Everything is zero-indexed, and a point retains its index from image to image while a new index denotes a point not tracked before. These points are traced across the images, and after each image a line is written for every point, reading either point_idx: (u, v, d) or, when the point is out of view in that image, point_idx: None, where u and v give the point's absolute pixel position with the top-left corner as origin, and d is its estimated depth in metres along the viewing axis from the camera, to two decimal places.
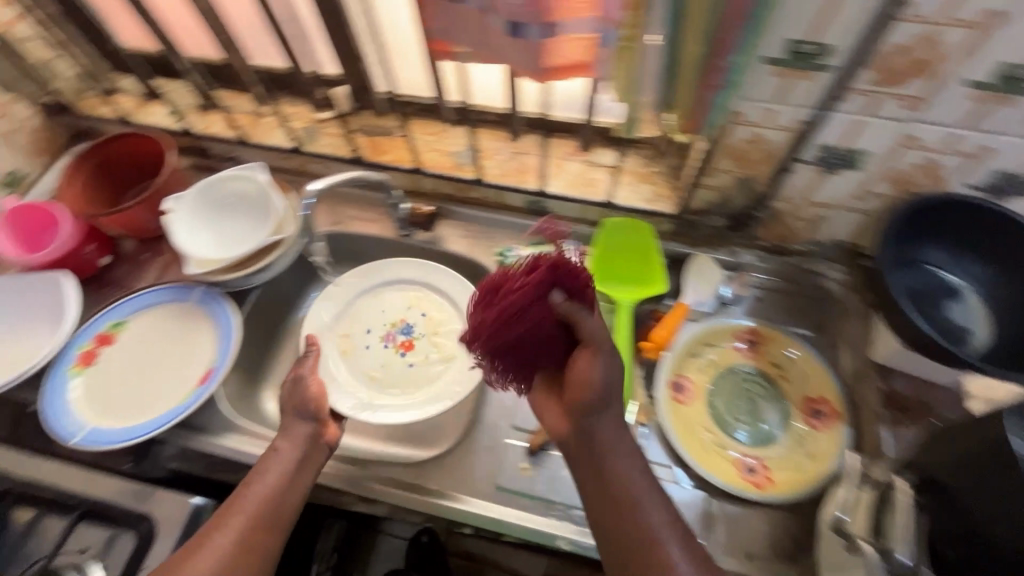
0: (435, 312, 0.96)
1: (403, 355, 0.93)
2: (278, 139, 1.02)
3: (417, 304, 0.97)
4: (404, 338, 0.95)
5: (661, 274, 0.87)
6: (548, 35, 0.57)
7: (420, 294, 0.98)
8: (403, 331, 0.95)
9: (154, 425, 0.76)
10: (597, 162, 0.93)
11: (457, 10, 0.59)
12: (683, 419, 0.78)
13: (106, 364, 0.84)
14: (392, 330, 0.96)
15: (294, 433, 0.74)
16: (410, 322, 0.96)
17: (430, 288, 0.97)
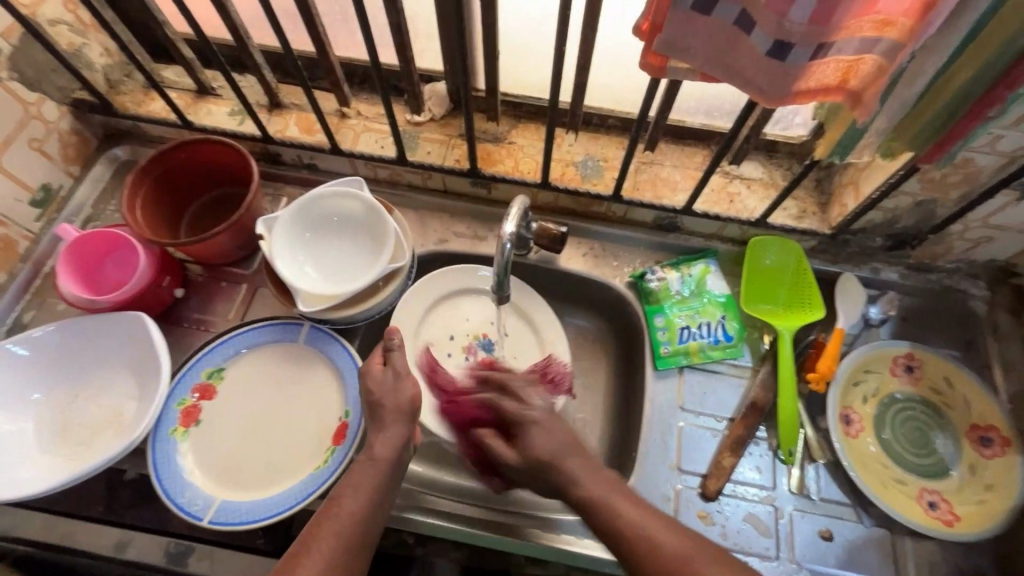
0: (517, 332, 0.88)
1: None
2: (368, 144, 0.89)
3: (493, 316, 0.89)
4: (484, 353, 0.87)
5: (817, 297, 0.82)
6: (815, 57, 0.49)
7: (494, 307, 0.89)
8: (483, 346, 0.87)
9: (297, 498, 0.66)
10: (735, 174, 0.86)
11: (703, 22, 0.50)
12: (858, 455, 0.76)
13: (210, 425, 0.73)
14: (473, 342, 0.88)
15: (390, 435, 0.63)
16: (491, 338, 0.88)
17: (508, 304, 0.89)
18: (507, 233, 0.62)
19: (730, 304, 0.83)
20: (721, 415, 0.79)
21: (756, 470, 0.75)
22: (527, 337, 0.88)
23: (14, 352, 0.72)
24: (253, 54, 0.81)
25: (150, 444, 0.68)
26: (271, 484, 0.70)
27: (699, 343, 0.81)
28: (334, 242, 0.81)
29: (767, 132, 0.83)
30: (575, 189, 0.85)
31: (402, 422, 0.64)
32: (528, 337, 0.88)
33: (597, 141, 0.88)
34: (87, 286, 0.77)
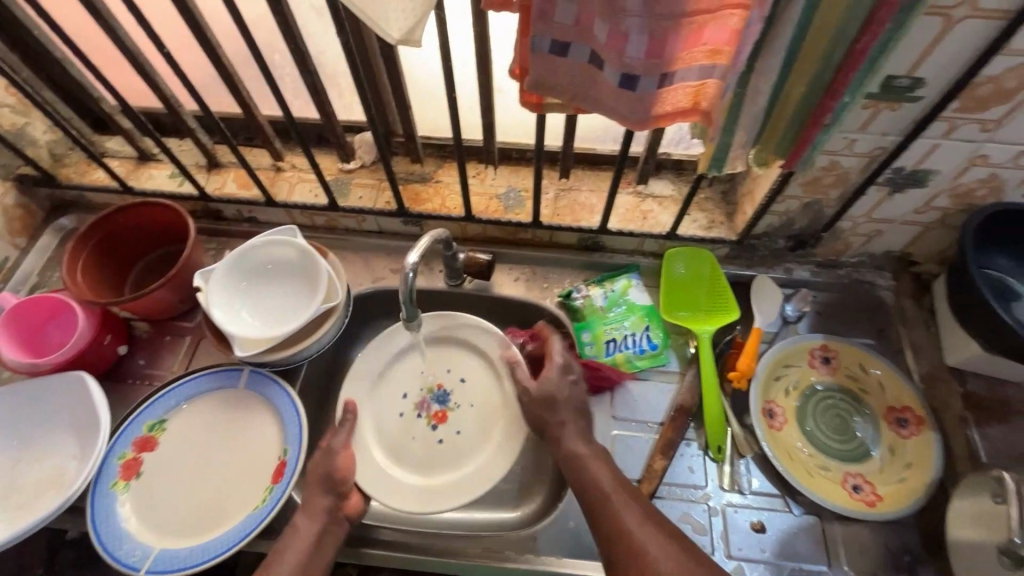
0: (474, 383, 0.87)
1: (434, 428, 0.85)
2: (303, 194, 0.94)
3: (455, 366, 0.89)
4: (438, 407, 0.86)
5: (732, 299, 0.87)
6: (660, 85, 0.56)
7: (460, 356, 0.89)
8: (438, 400, 0.86)
9: (235, 540, 0.67)
10: (646, 193, 0.92)
11: (562, 63, 0.56)
12: (783, 446, 0.79)
13: (153, 476, 0.74)
14: (427, 396, 0.87)
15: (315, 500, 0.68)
16: (447, 391, 0.87)
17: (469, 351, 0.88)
18: (409, 263, 0.67)
19: (652, 314, 0.88)
20: (652, 420, 0.82)
21: (688, 471, 0.78)
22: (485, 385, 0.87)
23: None
24: (185, 120, 0.87)
25: (94, 500, 0.70)
26: (212, 530, 0.71)
27: (626, 354, 0.85)
28: (271, 288, 0.84)
29: (670, 152, 0.90)
30: (499, 219, 0.91)
31: (321, 493, 0.68)
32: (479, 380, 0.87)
33: (517, 173, 0.94)
34: (29, 350, 0.80)
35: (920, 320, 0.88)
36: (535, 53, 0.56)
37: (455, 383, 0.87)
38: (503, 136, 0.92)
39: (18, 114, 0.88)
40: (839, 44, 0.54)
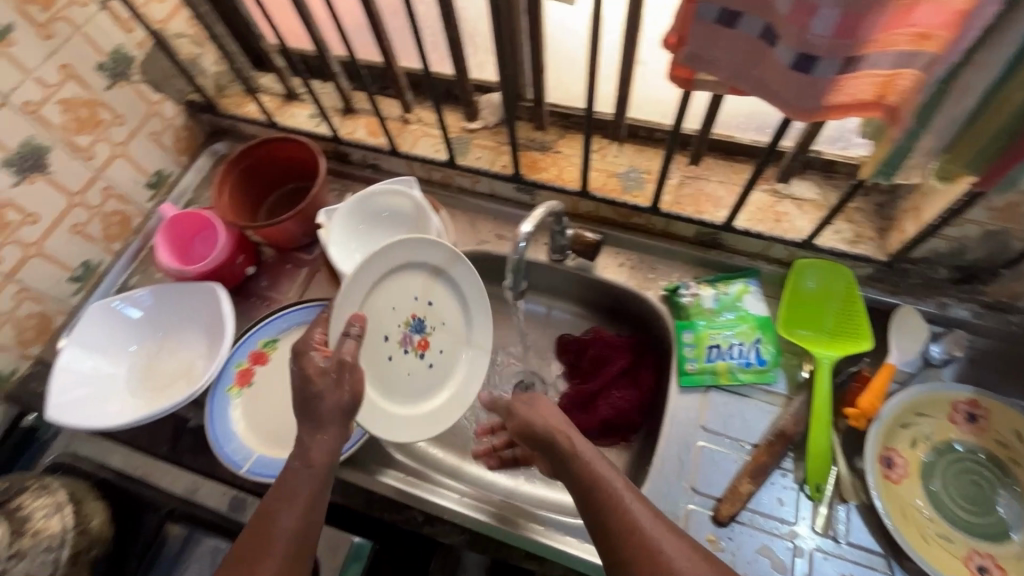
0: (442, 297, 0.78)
1: (425, 355, 0.78)
2: (425, 147, 0.96)
3: (422, 290, 0.77)
4: (418, 334, 0.77)
5: (866, 325, 0.76)
6: (842, 70, 0.48)
7: (430, 281, 0.77)
8: (416, 329, 0.77)
9: None
10: (783, 193, 0.82)
11: (728, 35, 0.50)
12: (897, 501, 0.70)
13: (261, 387, 0.82)
14: (406, 330, 0.76)
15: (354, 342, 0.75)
16: (421, 316, 0.77)
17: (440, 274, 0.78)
18: (522, 233, 0.66)
19: (767, 326, 0.80)
20: (745, 439, 0.76)
21: (777, 503, 0.72)
22: (458, 331, 0.80)
23: (119, 309, 0.86)
24: (330, 63, 0.91)
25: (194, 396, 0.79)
26: None
27: (728, 364, 0.79)
28: (383, 234, 0.88)
29: (822, 151, 0.80)
30: (614, 199, 0.86)
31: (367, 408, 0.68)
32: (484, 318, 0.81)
33: (641, 153, 0.89)
34: (178, 258, 0.90)
35: None
36: (699, 20, 0.50)
37: (425, 308, 0.77)
38: (634, 111, 0.87)
39: (194, 45, 0.98)
40: None
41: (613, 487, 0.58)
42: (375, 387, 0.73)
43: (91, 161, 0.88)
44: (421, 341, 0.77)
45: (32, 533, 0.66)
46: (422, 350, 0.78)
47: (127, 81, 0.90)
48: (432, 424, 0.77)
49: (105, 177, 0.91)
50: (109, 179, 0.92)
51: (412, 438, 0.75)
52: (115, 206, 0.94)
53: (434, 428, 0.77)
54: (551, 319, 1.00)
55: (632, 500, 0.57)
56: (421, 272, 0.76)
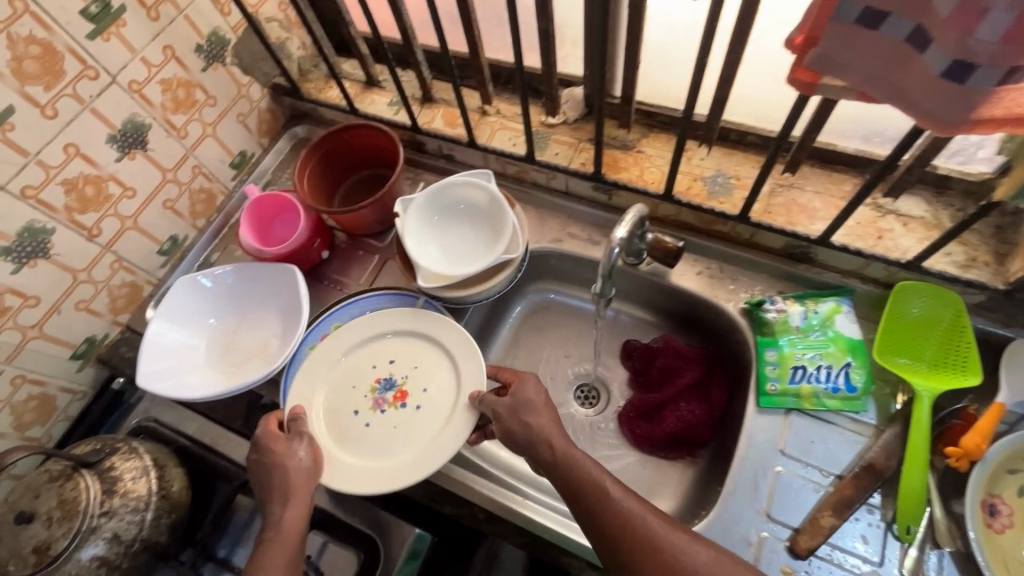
0: (406, 349, 0.84)
1: (404, 406, 0.80)
2: (503, 140, 0.94)
3: (384, 352, 0.85)
4: (393, 391, 0.81)
5: (976, 359, 0.70)
6: (1001, 80, 0.43)
7: (395, 343, 0.85)
8: (384, 387, 0.82)
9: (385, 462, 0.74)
10: (889, 209, 0.76)
11: (869, 36, 0.46)
12: (999, 553, 0.64)
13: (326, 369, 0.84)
14: (376, 394, 0.81)
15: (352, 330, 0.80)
16: (389, 375, 0.83)
17: (402, 335, 0.85)
18: (617, 239, 0.66)
19: (859, 350, 0.75)
20: (827, 469, 0.71)
21: (861, 541, 0.67)
22: (434, 361, 0.82)
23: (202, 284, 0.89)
24: (415, 52, 0.91)
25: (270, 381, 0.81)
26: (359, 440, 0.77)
27: (813, 388, 0.74)
28: (458, 227, 0.87)
29: (938, 166, 0.73)
30: (699, 204, 0.82)
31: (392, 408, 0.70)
32: (460, 345, 0.81)
33: (732, 157, 0.84)
34: (259, 238, 0.93)
35: None
36: (838, 19, 0.46)
37: (387, 366, 0.83)
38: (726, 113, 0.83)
39: (284, 29, 1.00)
40: None
41: (609, 492, 0.62)
42: (364, 449, 0.77)
43: (184, 139, 0.91)
44: (394, 394, 0.81)
45: (121, 494, 0.69)
46: (401, 400, 0.81)
47: (221, 63, 0.93)
48: (426, 463, 0.73)
49: (195, 155, 0.94)
50: (199, 157, 0.95)
51: (392, 483, 0.72)
52: (202, 183, 0.98)
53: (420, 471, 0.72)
54: (618, 323, 0.97)
55: (634, 506, 0.61)
56: (404, 315, 0.85)
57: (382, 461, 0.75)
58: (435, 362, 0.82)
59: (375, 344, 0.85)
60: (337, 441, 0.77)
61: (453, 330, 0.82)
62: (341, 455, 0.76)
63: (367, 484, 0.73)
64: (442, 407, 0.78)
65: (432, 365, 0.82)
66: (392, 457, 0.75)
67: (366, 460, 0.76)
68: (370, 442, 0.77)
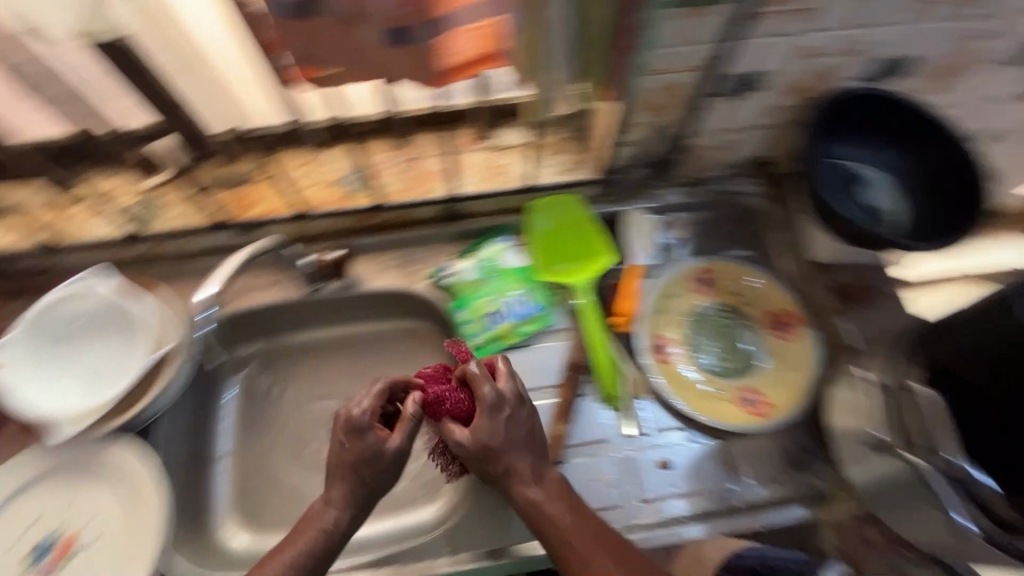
0: (44, 501, 0.69)
1: (75, 555, 0.67)
2: (109, 226, 0.79)
3: (20, 517, 0.68)
4: (54, 548, 0.67)
5: (603, 240, 0.83)
6: (434, 32, 0.47)
7: (26, 499, 0.68)
8: (41, 552, 0.67)
9: None
10: (499, 147, 0.84)
11: (313, 27, 0.46)
12: (675, 379, 0.79)
13: None
14: (37, 567, 0.66)
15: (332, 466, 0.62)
16: (43, 536, 0.67)
17: (33, 485, 0.69)
18: (198, 304, 0.70)
19: (529, 274, 0.83)
20: (547, 385, 0.79)
21: (590, 428, 0.76)
22: (91, 488, 0.69)
23: None
24: None
25: None
26: None
27: (509, 324, 0.81)
28: (91, 345, 0.72)
29: (493, 99, 0.79)
30: (342, 209, 0.82)
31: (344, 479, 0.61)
32: (113, 461, 0.69)
33: (354, 152, 0.83)
34: None
35: (783, 221, 0.88)
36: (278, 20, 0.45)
37: (31, 530, 0.67)
38: (305, 118, 0.78)
39: None
40: None
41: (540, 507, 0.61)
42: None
43: None
44: (57, 551, 0.67)
45: None
46: (67, 551, 0.67)
47: None
48: None
49: None
50: None
51: None
52: None
53: None
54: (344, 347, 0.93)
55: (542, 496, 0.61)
56: (20, 462, 0.68)
57: None
58: (89, 490, 0.69)
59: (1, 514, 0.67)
60: None
61: (101, 447, 0.69)
62: None
63: None
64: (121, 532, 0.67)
65: (89, 499, 0.69)
66: None
67: None
68: None
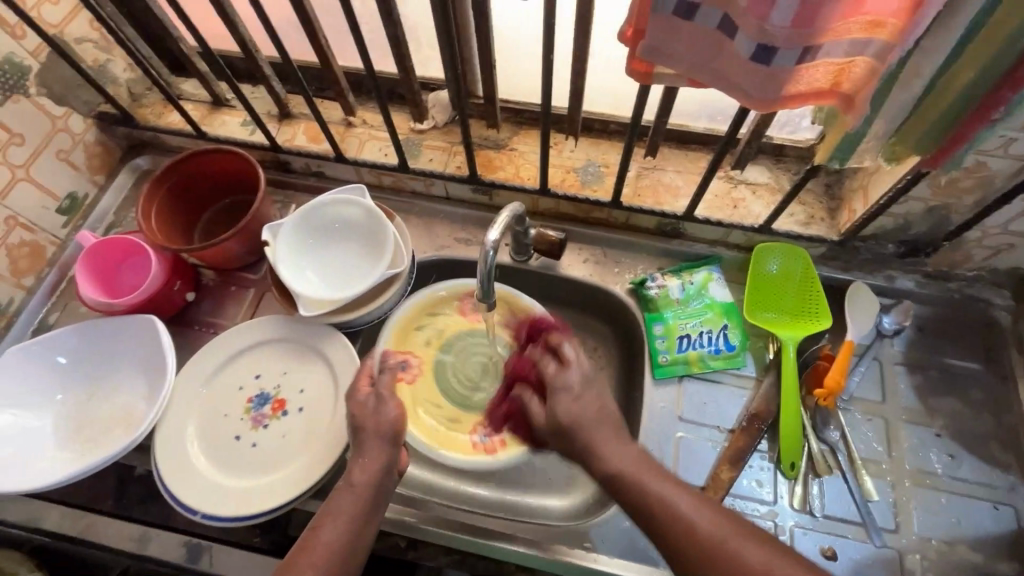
0: (269, 364, 0.80)
1: (283, 416, 0.77)
2: (376, 152, 0.90)
3: (249, 368, 0.79)
4: (268, 405, 0.77)
5: (825, 305, 0.79)
6: (799, 60, 0.48)
7: (260, 356, 0.80)
8: (259, 402, 0.78)
9: (278, 498, 0.69)
10: (739, 180, 0.84)
11: (685, 30, 0.49)
12: (858, 470, 0.73)
13: (193, 408, 0.76)
14: (252, 413, 0.77)
15: (371, 460, 0.61)
16: (264, 390, 0.78)
17: (269, 348, 0.80)
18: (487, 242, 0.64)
19: (732, 312, 0.81)
20: (721, 426, 0.77)
21: (757, 486, 0.73)
22: (306, 364, 0.79)
23: (52, 360, 0.78)
24: (263, 67, 0.84)
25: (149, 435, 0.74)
26: (249, 470, 0.73)
27: (699, 352, 0.80)
28: (341, 246, 0.82)
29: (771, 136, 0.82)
30: (575, 196, 0.85)
31: (382, 445, 0.63)
32: (334, 349, 0.78)
33: (597, 146, 0.87)
34: (105, 288, 0.82)
35: None
36: (660, 15, 0.49)
37: (254, 383, 0.79)
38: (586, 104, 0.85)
39: (101, 50, 0.88)
40: None
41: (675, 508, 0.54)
42: (259, 468, 0.73)
43: None
44: (272, 405, 0.77)
45: None
46: (281, 408, 0.77)
47: (23, 94, 0.78)
48: (316, 464, 0.70)
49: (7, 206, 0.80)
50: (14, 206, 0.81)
51: (281, 501, 0.68)
52: (23, 236, 0.83)
53: (303, 484, 0.69)
54: None
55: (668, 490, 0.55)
56: (263, 327, 0.81)
57: (278, 472, 0.71)
58: (307, 365, 0.79)
59: (239, 360, 0.80)
60: (219, 467, 0.73)
61: (327, 335, 0.79)
62: (222, 479, 0.72)
63: (256, 507, 0.68)
64: (322, 408, 0.76)
65: (306, 375, 0.79)
66: (276, 470, 0.72)
67: (247, 479, 0.72)
68: (253, 461, 0.73)
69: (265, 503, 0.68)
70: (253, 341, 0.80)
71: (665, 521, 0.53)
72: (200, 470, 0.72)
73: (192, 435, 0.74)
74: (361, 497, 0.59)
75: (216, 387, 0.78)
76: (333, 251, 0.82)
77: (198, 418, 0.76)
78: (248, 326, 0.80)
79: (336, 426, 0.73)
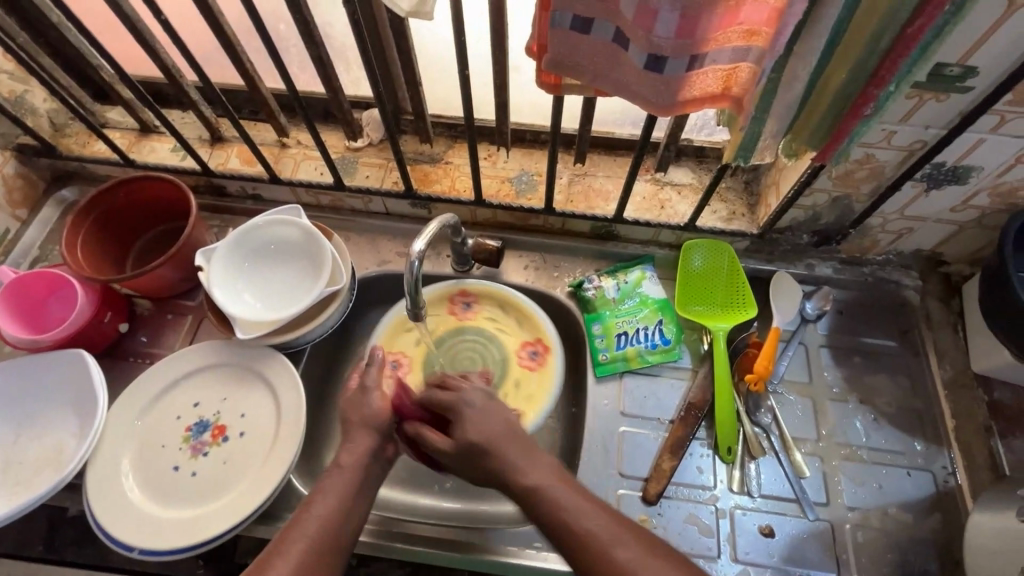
0: (208, 390, 0.78)
1: (224, 441, 0.75)
2: (312, 172, 0.91)
3: (186, 396, 0.78)
4: (207, 433, 0.76)
5: (750, 296, 0.84)
6: (689, 67, 0.52)
7: (197, 383, 0.78)
8: (199, 430, 0.76)
9: (219, 526, 0.67)
10: (664, 181, 0.88)
11: (583, 43, 0.52)
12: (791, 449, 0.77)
13: (127, 442, 0.74)
14: (191, 443, 0.75)
15: (358, 446, 0.61)
16: (203, 417, 0.77)
17: (207, 375, 0.79)
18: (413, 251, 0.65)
19: (666, 307, 0.85)
20: (663, 418, 0.80)
21: (697, 473, 0.76)
22: (246, 387, 0.78)
23: None
24: (188, 92, 0.84)
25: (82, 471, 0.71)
26: (188, 501, 0.71)
27: (637, 348, 0.82)
28: (278, 267, 0.82)
29: (690, 138, 0.88)
30: (510, 204, 0.87)
31: (369, 433, 0.62)
32: (273, 369, 0.77)
33: (530, 156, 0.90)
34: (30, 325, 0.79)
35: (947, 323, 0.84)
36: (557, 29, 0.51)
37: (192, 411, 0.77)
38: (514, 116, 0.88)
39: (17, 81, 0.85)
40: (888, 28, 0.49)
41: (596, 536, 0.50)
42: (200, 497, 0.71)
43: None
44: (212, 433, 0.76)
45: None
46: (221, 434, 0.76)
47: None
48: (258, 488, 0.69)
49: None
50: None
51: (223, 529, 0.67)
52: None
53: (245, 510, 0.68)
54: None
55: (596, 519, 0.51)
56: (200, 353, 0.79)
57: (219, 500, 0.70)
58: (247, 389, 0.78)
59: (176, 389, 0.78)
60: (156, 501, 0.70)
61: (268, 356, 0.78)
62: (160, 512, 0.69)
63: (196, 537, 0.67)
64: (263, 431, 0.75)
65: (246, 399, 0.77)
66: (217, 498, 0.70)
67: (188, 509, 0.70)
68: (193, 491, 0.71)
69: (206, 533, 0.67)
70: (189, 369, 0.79)
71: (573, 536, 0.50)
72: (137, 505, 0.70)
73: (126, 471, 0.72)
74: (350, 477, 0.58)
75: (152, 419, 0.76)
76: (269, 272, 0.81)
77: (132, 452, 0.73)
78: (182, 354, 0.79)
79: (277, 449, 0.72)
